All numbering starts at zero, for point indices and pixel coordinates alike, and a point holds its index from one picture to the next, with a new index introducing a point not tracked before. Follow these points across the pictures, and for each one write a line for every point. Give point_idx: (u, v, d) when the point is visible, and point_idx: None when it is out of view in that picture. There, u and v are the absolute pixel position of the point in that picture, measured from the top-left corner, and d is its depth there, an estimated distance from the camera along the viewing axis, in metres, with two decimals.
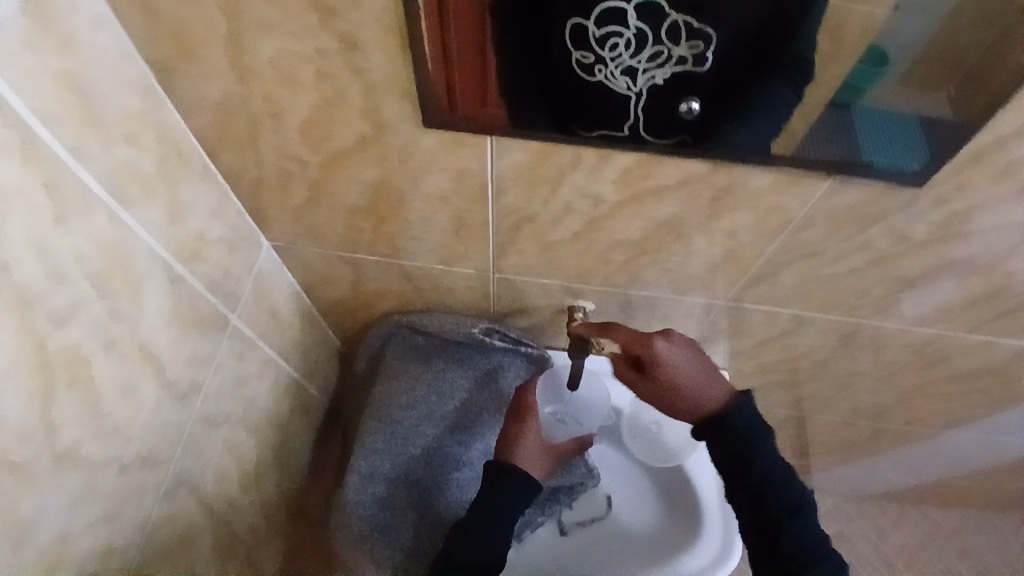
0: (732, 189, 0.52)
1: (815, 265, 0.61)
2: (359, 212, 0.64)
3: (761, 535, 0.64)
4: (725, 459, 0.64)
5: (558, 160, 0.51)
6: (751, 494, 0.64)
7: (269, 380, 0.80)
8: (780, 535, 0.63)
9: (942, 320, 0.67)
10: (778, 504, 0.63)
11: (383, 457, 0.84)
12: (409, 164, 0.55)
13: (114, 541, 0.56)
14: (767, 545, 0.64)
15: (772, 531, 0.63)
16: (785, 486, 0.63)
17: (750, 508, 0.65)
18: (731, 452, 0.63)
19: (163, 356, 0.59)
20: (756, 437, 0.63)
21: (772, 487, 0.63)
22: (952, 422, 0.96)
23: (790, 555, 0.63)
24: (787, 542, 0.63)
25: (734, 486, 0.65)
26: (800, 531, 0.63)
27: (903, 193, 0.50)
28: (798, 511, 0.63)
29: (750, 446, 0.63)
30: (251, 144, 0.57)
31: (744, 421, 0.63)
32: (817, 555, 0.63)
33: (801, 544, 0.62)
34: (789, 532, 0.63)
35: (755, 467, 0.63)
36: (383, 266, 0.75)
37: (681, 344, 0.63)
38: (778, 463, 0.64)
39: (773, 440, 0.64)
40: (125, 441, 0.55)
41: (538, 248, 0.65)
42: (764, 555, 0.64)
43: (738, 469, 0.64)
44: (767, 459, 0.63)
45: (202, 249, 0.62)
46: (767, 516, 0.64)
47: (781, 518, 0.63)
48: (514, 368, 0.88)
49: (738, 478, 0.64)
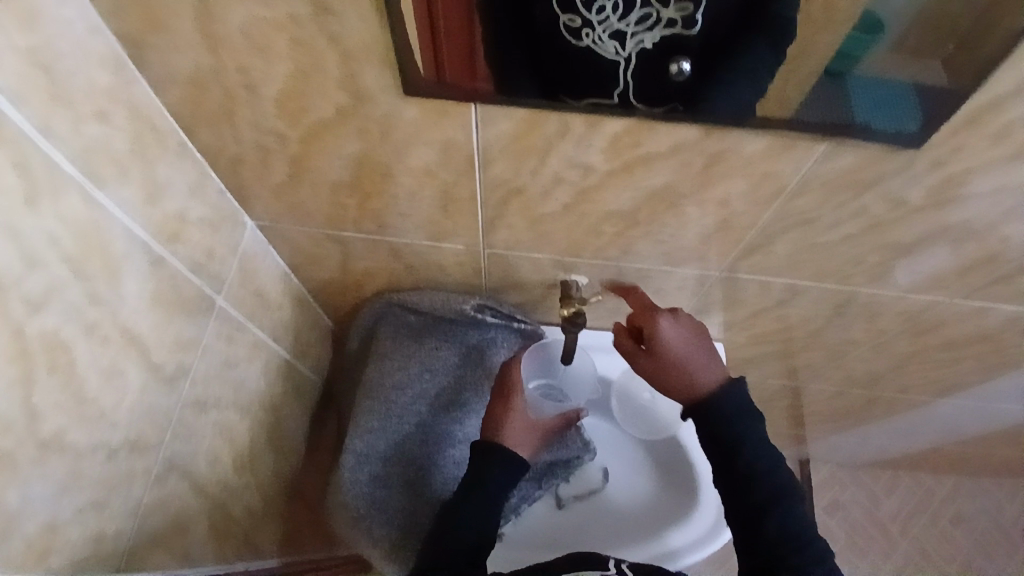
0: (724, 156, 0.51)
1: (809, 233, 0.60)
2: (343, 188, 0.62)
3: (745, 524, 0.63)
4: (711, 447, 0.63)
5: (545, 128, 0.50)
6: (733, 482, 0.63)
7: (259, 362, 0.79)
8: (763, 521, 0.61)
9: (937, 287, 0.67)
10: (761, 490, 0.62)
11: (377, 436, 0.84)
12: (391, 136, 0.53)
13: (106, 527, 0.56)
14: (750, 535, 0.62)
15: (755, 519, 0.62)
16: (770, 474, 0.62)
17: (732, 497, 0.64)
18: (717, 441, 0.63)
19: (147, 340, 0.58)
20: (742, 425, 0.62)
21: (758, 474, 0.62)
22: (945, 389, 0.96)
23: (775, 542, 0.61)
24: (771, 528, 0.61)
25: (718, 475, 0.64)
26: (784, 518, 0.61)
27: (899, 157, 0.49)
28: (783, 498, 0.62)
29: (735, 434, 0.62)
30: (228, 119, 0.55)
31: (730, 409, 0.62)
32: (802, 543, 0.61)
33: (784, 530, 0.61)
34: (774, 517, 0.61)
35: (742, 454, 0.62)
36: (370, 244, 0.73)
37: (685, 323, 0.66)
38: (764, 452, 0.63)
39: (762, 429, 0.64)
40: (111, 427, 0.54)
41: (528, 221, 0.64)
42: (747, 545, 0.62)
43: (722, 458, 0.63)
44: (754, 447, 0.62)
45: (183, 230, 0.61)
46: (750, 504, 0.62)
47: (764, 504, 0.62)
48: (506, 344, 0.88)
49: (723, 467, 0.63)
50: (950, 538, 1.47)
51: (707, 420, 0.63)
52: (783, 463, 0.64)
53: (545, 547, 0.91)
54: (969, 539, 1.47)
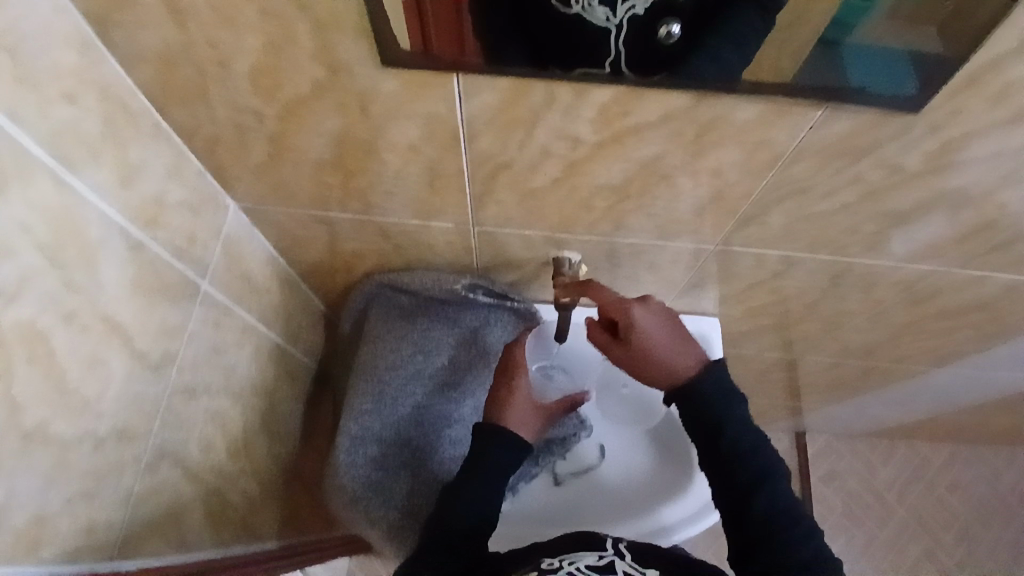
0: (716, 124, 0.49)
1: (804, 203, 0.59)
2: (325, 166, 0.61)
3: (731, 506, 0.61)
4: (694, 428, 0.62)
5: (531, 99, 0.48)
6: (719, 462, 0.62)
7: (249, 347, 0.78)
8: (750, 499, 0.60)
9: (934, 256, 0.66)
10: (746, 468, 0.61)
11: (372, 418, 0.83)
12: (372, 110, 0.51)
13: (97, 517, 0.55)
14: (736, 515, 0.61)
15: (741, 498, 0.61)
16: (754, 453, 0.62)
17: (717, 478, 0.63)
18: (701, 421, 0.62)
19: (130, 328, 0.56)
20: (726, 405, 0.62)
21: (742, 452, 0.61)
22: (941, 357, 0.96)
23: (764, 520, 0.60)
24: (759, 506, 0.60)
25: (703, 456, 0.63)
26: (771, 496, 0.60)
27: (896, 122, 0.47)
28: (768, 477, 0.61)
29: (719, 414, 0.61)
30: (202, 97, 0.53)
31: (714, 388, 0.62)
32: (790, 521, 0.60)
33: (772, 508, 0.60)
34: (760, 497, 0.60)
35: (726, 436, 0.61)
36: (358, 224, 0.72)
37: (658, 312, 0.64)
38: (746, 432, 0.62)
39: (745, 409, 0.63)
40: (96, 416, 0.53)
41: (517, 197, 0.62)
42: (734, 525, 0.61)
43: (706, 438, 0.62)
44: (737, 426, 0.62)
45: (161, 214, 0.59)
46: (736, 485, 0.61)
47: (750, 484, 0.61)
48: (500, 323, 0.86)
49: (707, 447, 0.62)
50: (946, 504, 1.48)
51: (689, 403, 0.62)
52: (766, 443, 0.63)
53: (544, 523, 0.91)
54: (964, 504, 1.49)
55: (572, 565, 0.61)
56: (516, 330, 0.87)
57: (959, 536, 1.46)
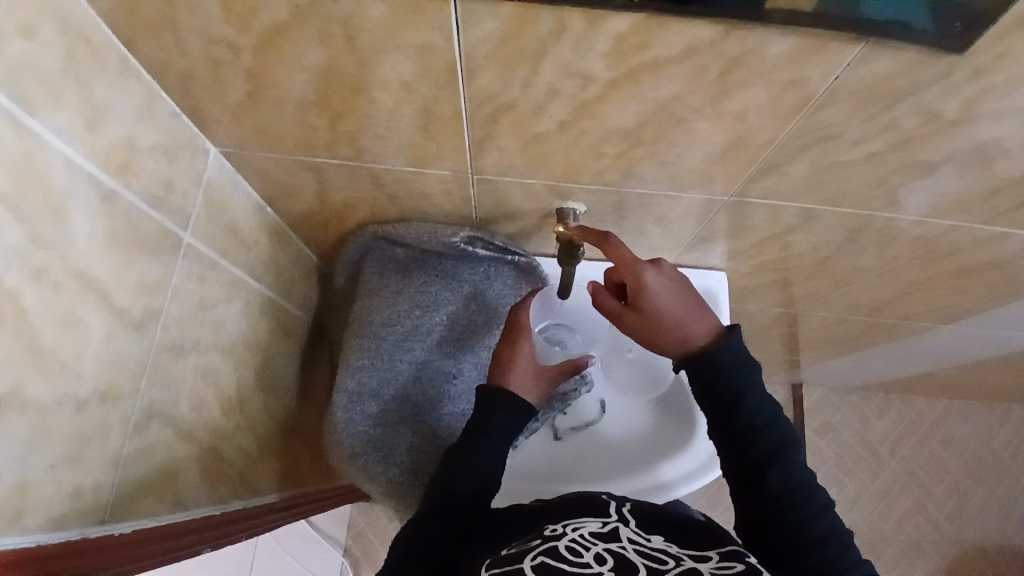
0: (745, 60, 0.44)
1: (830, 151, 0.54)
2: (310, 106, 0.56)
3: (744, 479, 0.60)
4: (711, 400, 0.61)
5: (537, 28, 0.43)
6: (733, 435, 0.61)
7: (239, 302, 0.75)
8: (765, 473, 0.59)
9: (958, 212, 0.62)
10: (761, 443, 0.60)
11: (370, 375, 0.80)
12: (359, 41, 0.46)
13: (84, 480, 0.53)
14: (750, 489, 0.60)
15: (755, 472, 0.59)
16: (769, 427, 0.60)
17: (730, 451, 0.61)
18: (718, 394, 0.60)
19: (106, 284, 0.53)
20: (744, 378, 0.60)
21: (758, 426, 0.60)
22: (950, 316, 0.93)
23: (779, 494, 0.58)
24: (773, 480, 0.58)
25: (715, 429, 0.62)
26: (786, 470, 0.59)
27: (939, 65, 0.43)
28: (784, 451, 0.60)
29: (735, 385, 0.60)
30: (170, 26, 0.48)
31: (730, 360, 0.60)
32: (805, 496, 0.58)
33: (788, 483, 0.58)
34: (774, 471, 0.59)
35: (740, 408, 0.60)
36: (348, 171, 0.67)
37: (671, 276, 0.62)
38: (765, 406, 0.61)
39: (760, 380, 0.61)
40: (77, 377, 0.51)
41: (520, 142, 0.57)
42: (746, 498, 0.60)
43: (722, 411, 0.61)
44: (753, 400, 0.60)
45: (134, 160, 0.54)
46: (752, 458, 0.60)
47: (765, 458, 0.59)
48: (500, 278, 0.83)
49: (723, 420, 0.61)
50: (938, 458, 1.50)
51: (705, 373, 0.60)
52: (782, 416, 0.62)
53: (542, 479, 0.89)
54: (956, 459, 1.50)
55: (575, 531, 0.60)
56: (517, 285, 0.84)
57: (949, 490, 1.48)
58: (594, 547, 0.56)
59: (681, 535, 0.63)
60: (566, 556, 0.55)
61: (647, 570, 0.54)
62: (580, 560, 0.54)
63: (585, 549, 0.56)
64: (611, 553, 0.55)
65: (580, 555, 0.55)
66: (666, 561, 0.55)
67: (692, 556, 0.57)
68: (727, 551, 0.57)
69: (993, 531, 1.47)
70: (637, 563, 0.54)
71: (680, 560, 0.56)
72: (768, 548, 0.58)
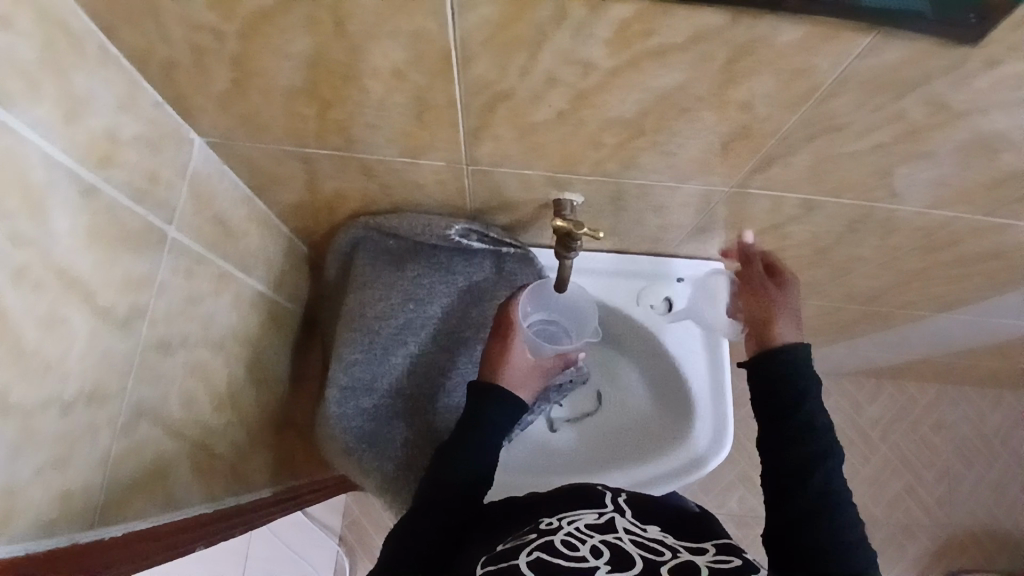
0: (752, 48, 0.42)
1: (835, 142, 0.53)
2: (298, 95, 0.54)
3: (783, 477, 0.61)
4: (774, 394, 0.65)
5: (536, 14, 0.41)
6: (784, 433, 0.63)
7: (228, 295, 0.73)
8: (808, 473, 0.60)
9: (961, 203, 0.61)
10: (810, 445, 0.62)
11: (363, 369, 0.79)
12: (349, 28, 0.44)
13: (72, 483, 0.51)
14: (790, 487, 0.61)
15: (796, 473, 0.61)
16: (819, 434, 0.62)
17: (775, 450, 0.63)
18: (783, 388, 0.64)
19: (90, 282, 0.51)
20: (805, 386, 0.64)
21: (810, 432, 0.62)
22: (946, 304, 0.93)
23: (816, 496, 0.59)
24: (815, 481, 0.60)
25: (768, 426, 0.64)
26: (829, 478, 0.60)
27: (952, 55, 0.41)
28: (828, 458, 0.61)
29: (800, 385, 0.64)
30: (150, 12, 0.46)
31: (796, 366, 0.65)
32: (838, 505, 0.59)
33: (827, 488, 0.60)
34: (819, 473, 0.60)
35: (799, 409, 0.63)
36: (339, 162, 0.65)
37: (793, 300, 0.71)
38: (821, 417, 0.63)
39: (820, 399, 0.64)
40: (62, 379, 0.49)
41: (517, 132, 0.56)
42: (780, 496, 0.61)
43: (782, 406, 0.64)
44: (812, 406, 0.63)
45: (116, 152, 0.52)
46: (797, 457, 0.61)
47: (810, 460, 0.61)
48: (496, 270, 0.81)
49: (779, 418, 0.64)
50: (929, 443, 1.51)
51: (777, 366, 0.65)
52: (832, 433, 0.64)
53: (537, 470, 0.90)
54: (947, 444, 1.51)
55: (571, 524, 0.59)
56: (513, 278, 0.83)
57: (939, 474, 1.49)
58: (590, 540, 0.56)
59: (676, 528, 0.62)
60: (562, 550, 0.54)
61: (643, 560, 0.53)
62: (576, 554, 0.53)
63: (581, 542, 0.55)
64: (607, 546, 0.55)
65: (576, 548, 0.54)
66: (662, 552, 0.54)
67: (688, 548, 0.57)
68: (724, 545, 0.57)
69: (983, 514, 1.48)
70: (633, 555, 0.54)
71: (676, 552, 0.55)
72: (791, 546, 0.58)
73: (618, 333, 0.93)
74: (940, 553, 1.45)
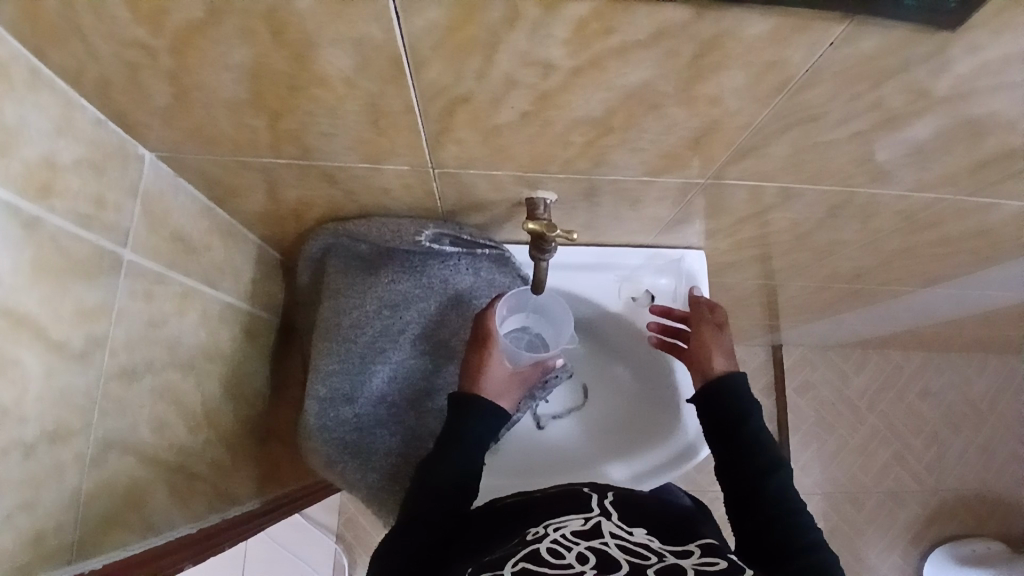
0: (720, 42, 0.40)
1: (811, 132, 0.51)
2: (244, 106, 0.51)
3: (741, 492, 0.65)
4: (721, 421, 0.71)
5: (487, 16, 0.38)
6: (738, 449, 0.68)
7: (195, 312, 0.70)
8: (764, 481, 0.65)
9: (943, 186, 0.59)
10: (761, 456, 0.67)
11: (341, 379, 0.76)
12: (287, 37, 0.41)
13: (44, 523, 0.49)
14: (752, 499, 0.64)
15: (756, 481, 0.65)
16: (766, 448, 0.68)
17: (731, 465, 0.68)
18: (727, 412, 0.71)
19: (39, 318, 0.48)
20: (747, 405, 0.71)
21: (760, 444, 0.68)
22: (930, 280, 0.92)
23: (774, 503, 0.63)
24: (772, 487, 0.64)
25: (721, 446, 0.70)
26: (783, 483, 0.65)
27: (929, 41, 0.39)
28: (777, 469, 0.66)
29: (743, 405, 0.71)
30: (75, 31, 0.42)
31: (739, 386, 0.73)
32: (795, 509, 0.63)
33: (783, 492, 0.64)
34: (773, 480, 0.65)
35: (747, 424, 0.70)
36: (298, 170, 0.62)
37: (726, 335, 0.80)
38: (764, 435, 0.69)
39: (760, 417, 0.71)
40: (20, 421, 0.47)
41: (481, 134, 0.53)
42: (745, 510, 0.64)
43: (729, 429, 0.70)
44: (757, 426, 0.70)
45: (56, 179, 0.49)
46: (753, 468, 0.66)
47: (762, 469, 0.66)
48: (473, 272, 0.80)
49: (728, 440, 0.69)
50: (917, 412, 1.52)
51: (720, 391, 0.73)
52: (777, 446, 0.69)
53: (528, 473, 0.88)
54: (934, 412, 1.53)
55: (557, 531, 0.57)
56: (493, 280, 0.81)
57: (927, 443, 1.51)
58: (576, 547, 0.54)
59: (664, 528, 0.60)
60: (547, 558, 0.52)
61: (629, 566, 0.51)
62: (562, 561, 0.52)
63: (567, 549, 0.54)
64: (594, 551, 0.53)
65: (562, 556, 0.53)
66: (649, 556, 0.53)
67: (674, 551, 0.55)
68: (709, 546, 0.55)
69: (970, 477, 1.51)
70: (619, 559, 0.52)
71: (663, 555, 0.53)
72: (766, 550, 0.61)
73: (601, 326, 0.92)
74: (930, 518, 1.47)
